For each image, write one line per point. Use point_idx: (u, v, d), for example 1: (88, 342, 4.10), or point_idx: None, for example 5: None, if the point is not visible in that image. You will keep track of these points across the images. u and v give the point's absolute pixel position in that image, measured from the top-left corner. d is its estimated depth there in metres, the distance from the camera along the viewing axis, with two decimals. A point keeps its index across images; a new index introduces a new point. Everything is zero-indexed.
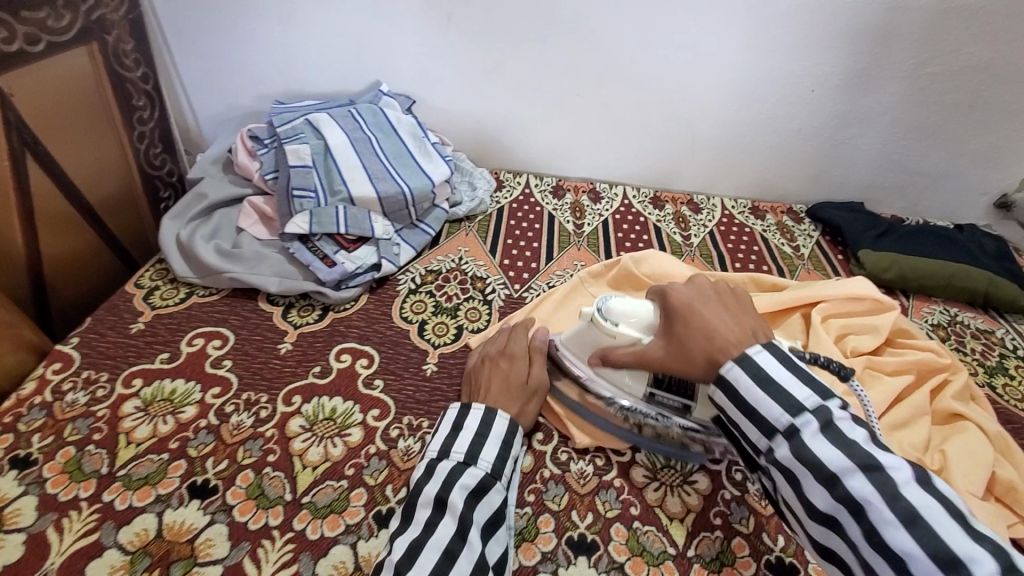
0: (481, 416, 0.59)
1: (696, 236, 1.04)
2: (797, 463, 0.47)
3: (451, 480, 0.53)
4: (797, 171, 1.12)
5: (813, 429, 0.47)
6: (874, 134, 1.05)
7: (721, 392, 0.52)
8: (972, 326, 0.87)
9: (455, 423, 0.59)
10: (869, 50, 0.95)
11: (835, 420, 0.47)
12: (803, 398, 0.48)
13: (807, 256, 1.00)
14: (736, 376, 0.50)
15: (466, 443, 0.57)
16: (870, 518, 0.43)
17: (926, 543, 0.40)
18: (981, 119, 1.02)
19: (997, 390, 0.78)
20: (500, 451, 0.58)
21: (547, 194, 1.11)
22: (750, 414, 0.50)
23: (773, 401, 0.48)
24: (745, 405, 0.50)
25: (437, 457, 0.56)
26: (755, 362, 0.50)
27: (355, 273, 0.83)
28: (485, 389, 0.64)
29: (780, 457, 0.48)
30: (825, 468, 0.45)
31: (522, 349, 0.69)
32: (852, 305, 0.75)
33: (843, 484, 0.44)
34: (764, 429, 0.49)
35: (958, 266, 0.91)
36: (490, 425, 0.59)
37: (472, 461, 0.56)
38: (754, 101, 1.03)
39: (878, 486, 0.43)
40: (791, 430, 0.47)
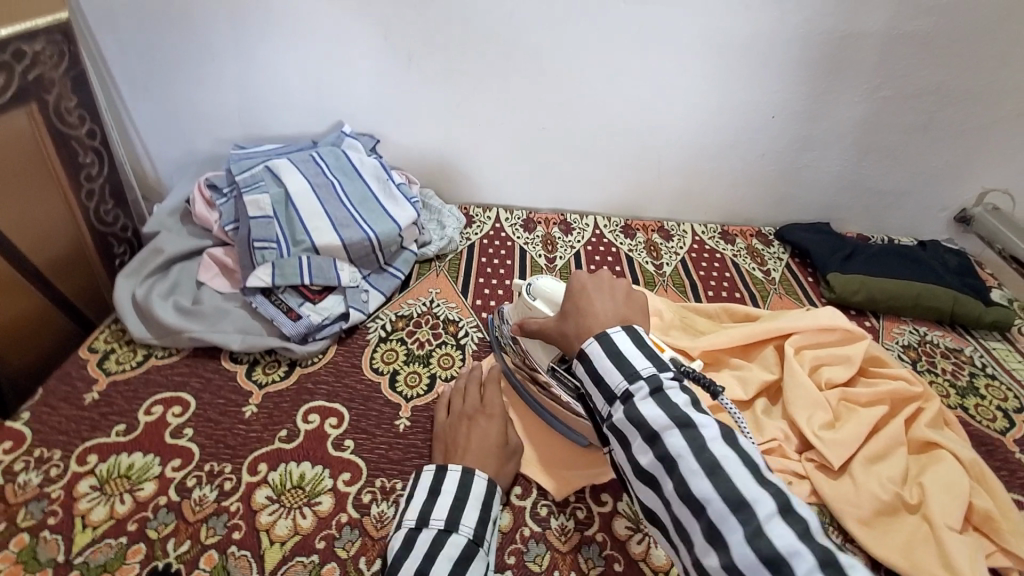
0: (458, 479, 0.58)
1: (668, 264, 1.04)
2: (627, 422, 0.49)
3: (431, 553, 0.52)
4: (764, 194, 1.13)
5: (643, 393, 0.49)
6: (835, 156, 1.07)
7: (581, 365, 0.54)
8: (941, 345, 0.88)
9: (432, 488, 0.58)
10: (822, 78, 0.98)
11: (663, 386, 0.49)
12: (641, 367, 0.50)
13: (777, 280, 1.01)
14: (594, 351, 0.53)
15: (445, 509, 0.55)
16: (679, 472, 0.45)
17: (723, 490, 0.42)
18: (934, 137, 1.05)
19: (969, 410, 0.78)
20: (480, 514, 0.56)
21: (518, 228, 1.11)
22: (598, 382, 0.52)
23: (616, 371, 0.51)
24: (597, 373, 0.52)
25: (415, 526, 0.54)
26: (612, 338, 0.53)
27: (322, 324, 0.81)
28: (460, 446, 0.63)
29: (615, 418, 0.50)
30: (649, 427, 0.47)
31: (499, 409, 0.69)
32: (823, 335, 0.75)
33: (662, 441, 0.46)
34: (606, 394, 0.51)
35: (922, 285, 0.92)
36: (468, 488, 0.58)
37: (453, 528, 0.54)
38: (716, 128, 1.04)
39: (688, 442, 0.45)
40: (627, 396, 0.50)
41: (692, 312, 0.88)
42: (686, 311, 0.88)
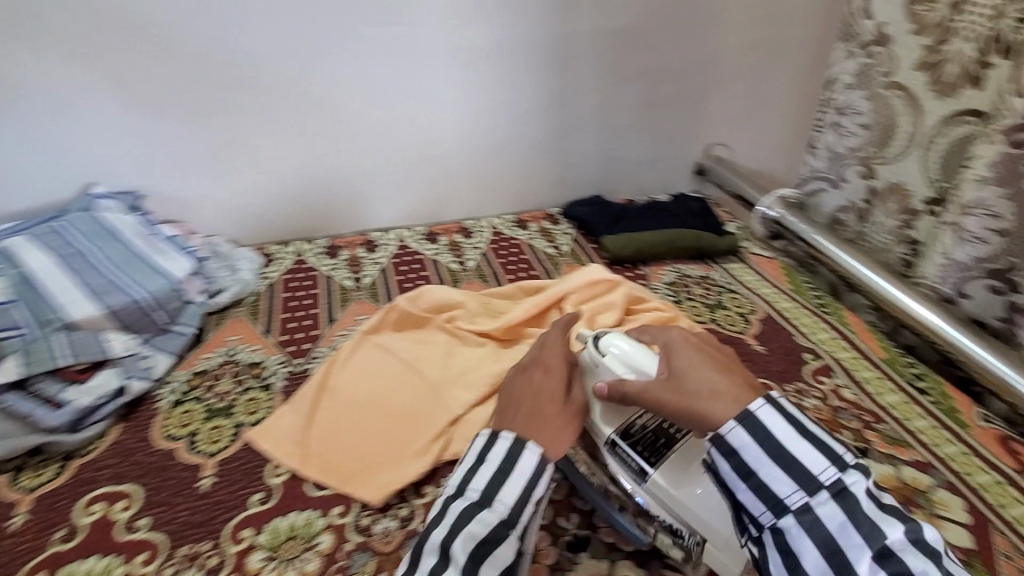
0: (507, 446, 0.52)
1: (471, 260, 1.11)
2: (846, 519, 0.42)
3: (457, 526, 0.47)
4: (545, 180, 1.26)
5: (861, 489, 0.43)
6: (591, 137, 1.23)
7: (747, 430, 0.46)
8: (693, 276, 1.06)
9: (477, 455, 0.52)
10: (560, 73, 1.13)
11: (871, 486, 0.44)
12: (843, 451, 0.45)
13: (566, 253, 1.13)
14: (770, 417, 0.46)
15: (486, 480, 0.50)
16: None
17: None
18: (661, 109, 1.25)
19: (718, 321, 0.95)
20: (523, 491, 0.50)
21: (321, 257, 1.10)
22: (784, 464, 0.45)
23: (818, 453, 0.45)
24: (782, 449, 0.45)
25: (452, 495, 0.50)
26: (782, 404, 0.47)
27: (96, 405, 0.73)
28: (522, 411, 0.56)
29: (791, 527, 0.44)
30: (881, 538, 0.41)
31: (562, 361, 0.62)
32: (590, 291, 0.87)
33: (898, 555, 0.41)
34: (802, 479, 0.44)
35: (672, 231, 1.10)
36: (515, 455, 0.51)
37: (486, 502, 0.49)
38: (485, 129, 1.15)
39: (927, 555, 0.41)
40: (838, 487, 0.43)
41: (492, 297, 0.96)
42: (486, 296, 0.95)
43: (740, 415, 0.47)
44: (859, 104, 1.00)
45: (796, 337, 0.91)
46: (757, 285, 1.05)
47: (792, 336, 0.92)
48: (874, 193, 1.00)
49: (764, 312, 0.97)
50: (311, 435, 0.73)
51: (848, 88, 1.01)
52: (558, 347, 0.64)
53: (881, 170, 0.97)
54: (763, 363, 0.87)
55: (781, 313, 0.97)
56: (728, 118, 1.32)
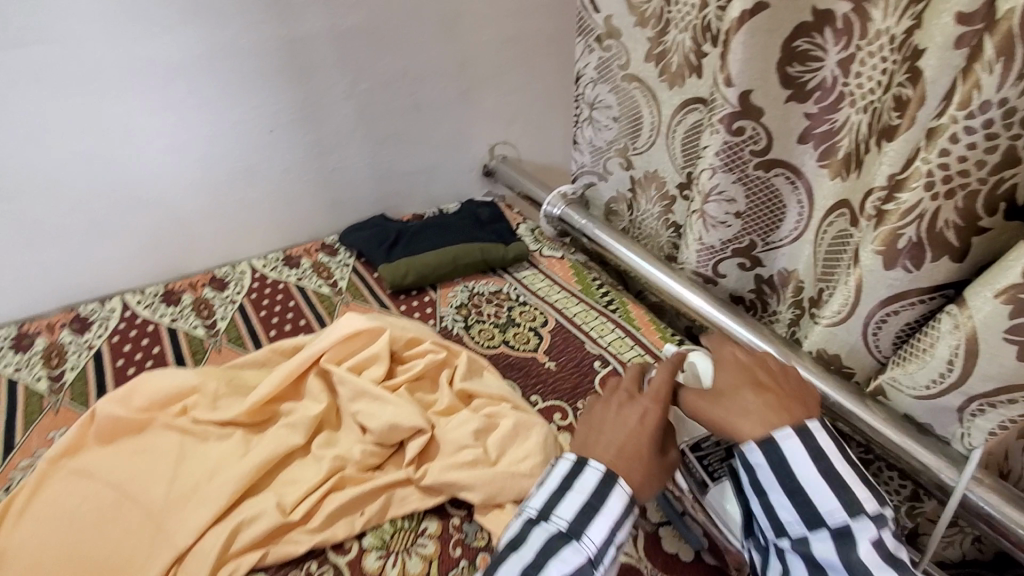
0: (591, 486, 0.48)
1: (222, 318, 0.91)
2: (839, 566, 0.45)
3: (545, 551, 0.46)
4: (312, 206, 1.10)
5: (864, 532, 0.45)
6: (354, 152, 1.09)
7: (762, 452, 0.48)
8: (485, 293, 0.98)
9: (564, 476, 0.50)
10: (294, 82, 0.98)
11: (857, 535, 0.45)
12: (864, 496, 0.46)
13: (345, 289, 0.99)
14: (796, 442, 0.48)
15: (573, 510, 0.48)
16: None
17: None
18: (431, 114, 1.16)
19: (511, 342, 0.89)
20: (608, 528, 0.47)
21: (7, 352, 0.85)
22: (799, 494, 0.47)
23: (833, 492, 0.46)
24: (797, 483, 0.47)
25: (537, 517, 0.49)
26: (806, 438, 0.47)
27: None
28: (609, 449, 0.51)
29: (817, 546, 0.46)
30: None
31: (664, 387, 0.54)
32: (347, 345, 0.73)
33: None
34: (809, 514, 0.47)
35: (454, 248, 1.01)
36: (601, 489, 0.48)
37: (572, 534, 0.47)
38: (215, 158, 0.98)
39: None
40: (841, 530, 0.45)
41: (242, 367, 0.78)
42: (232, 369, 0.77)
43: (765, 439, 0.48)
44: (607, 98, 0.99)
45: (585, 344, 0.88)
46: (548, 291, 1.01)
47: (582, 344, 0.88)
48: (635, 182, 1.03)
49: (555, 322, 0.93)
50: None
51: (593, 82, 0.99)
52: (668, 370, 0.56)
53: (636, 161, 1.00)
54: (554, 382, 0.82)
55: (570, 320, 0.94)
56: (506, 114, 1.26)
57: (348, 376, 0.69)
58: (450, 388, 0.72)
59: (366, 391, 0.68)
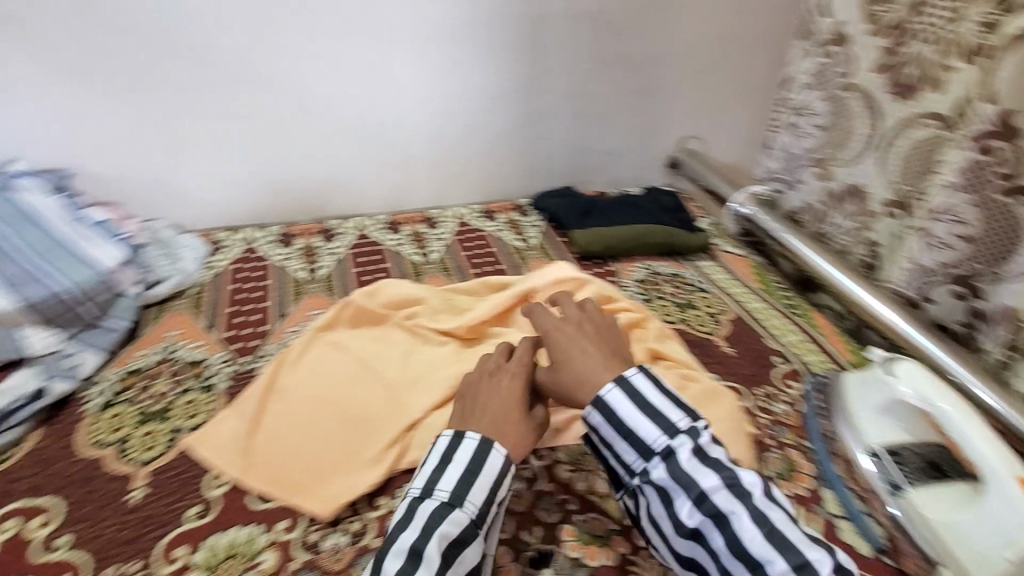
0: (473, 447, 0.55)
1: (435, 252, 1.06)
2: (671, 480, 0.51)
3: (427, 530, 0.50)
4: (515, 169, 1.21)
5: (687, 449, 0.52)
6: (560, 124, 1.17)
7: (598, 411, 0.55)
8: (664, 272, 1.03)
9: (443, 452, 0.56)
10: (533, 54, 1.07)
11: (703, 441, 0.52)
12: (677, 419, 0.53)
13: (535, 246, 1.10)
14: (618, 394, 0.55)
15: (453, 482, 0.53)
16: (732, 530, 0.48)
17: (791, 557, 0.46)
18: (638, 100, 1.20)
19: (688, 320, 0.93)
20: (488, 494, 0.54)
21: (274, 245, 1.03)
22: (630, 437, 0.54)
23: (653, 423, 0.53)
24: (626, 426, 0.54)
25: (418, 496, 0.53)
26: (635, 383, 0.55)
27: (11, 409, 0.66)
28: (487, 419, 0.59)
29: (656, 476, 0.52)
30: (696, 485, 0.50)
31: (523, 362, 0.64)
32: (558, 288, 0.82)
33: (710, 498, 0.49)
34: (642, 450, 0.53)
35: (642, 226, 1.07)
36: (477, 461, 0.55)
37: (457, 503, 0.52)
38: (453, 113, 1.09)
39: (739, 499, 0.49)
40: (666, 452, 0.52)
41: (455, 292, 0.91)
42: (448, 292, 0.90)
43: (617, 379, 0.56)
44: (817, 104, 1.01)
45: (767, 340, 0.92)
46: (728, 284, 1.04)
47: (761, 337, 0.93)
48: (830, 194, 1.00)
49: (734, 313, 0.97)
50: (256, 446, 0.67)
51: (807, 87, 1.02)
52: (524, 351, 0.65)
53: (838, 172, 0.97)
54: (732, 365, 0.86)
55: (750, 314, 0.97)
56: (703, 109, 1.28)
57: (557, 315, 0.78)
58: (641, 345, 0.78)
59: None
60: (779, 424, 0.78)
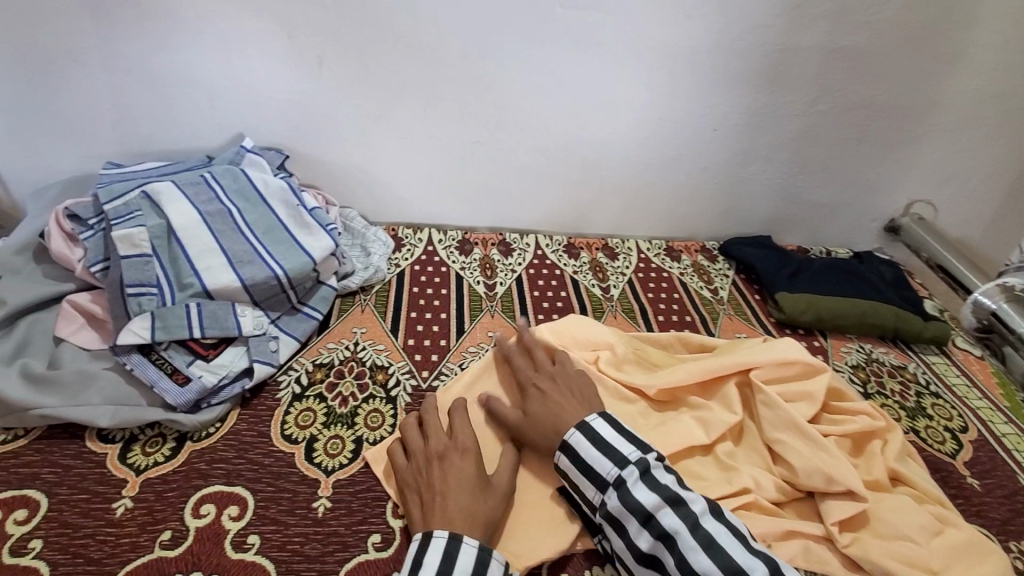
0: (443, 548, 0.50)
1: (615, 286, 0.97)
2: (622, 509, 0.53)
3: None
4: (708, 208, 1.10)
5: (635, 477, 0.55)
6: (774, 169, 1.06)
7: (566, 456, 0.59)
8: (887, 363, 0.87)
9: (414, 558, 0.50)
10: (766, 88, 0.96)
11: (650, 468, 0.56)
12: (628, 452, 0.57)
13: (726, 300, 0.97)
14: (578, 439, 0.59)
15: None
16: (677, 546, 0.50)
17: (721, 563, 0.49)
18: (867, 151, 1.05)
19: (920, 434, 0.77)
20: None
21: (453, 251, 1.00)
22: (589, 473, 0.57)
23: (604, 456, 0.57)
24: (584, 462, 0.58)
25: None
26: (593, 426, 0.60)
27: (219, 386, 0.67)
28: (456, 507, 0.54)
29: (611, 506, 0.54)
30: (643, 509, 0.53)
31: (469, 435, 0.62)
32: (783, 369, 0.70)
33: (656, 519, 0.52)
34: (598, 482, 0.56)
35: (865, 302, 0.91)
36: (453, 560, 0.50)
37: None
38: (661, 141, 1.00)
39: (683, 519, 0.51)
40: (619, 480, 0.55)
41: (647, 343, 0.82)
42: (638, 342, 0.82)
43: (578, 425, 0.60)
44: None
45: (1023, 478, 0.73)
46: (965, 393, 0.86)
47: (1014, 474, 0.74)
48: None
49: (977, 433, 0.79)
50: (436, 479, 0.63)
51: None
52: (463, 423, 0.63)
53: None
54: (980, 505, 0.70)
55: (997, 438, 0.79)
56: (946, 172, 1.09)
57: (780, 403, 0.67)
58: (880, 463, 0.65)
59: (799, 425, 0.65)
60: None
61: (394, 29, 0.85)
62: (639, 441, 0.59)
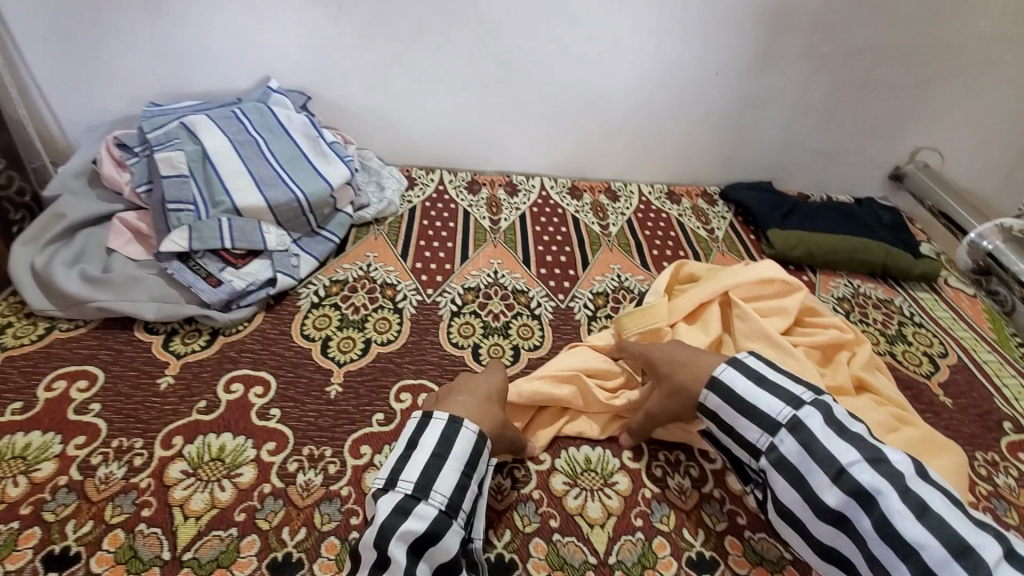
0: (440, 432, 0.53)
1: (614, 224, 1.02)
2: (803, 457, 0.51)
3: (391, 524, 0.47)
4: (710, 153, 1.13)
5: (816, 422, 0.52)
6: (776, 114, 1.08)
7: (716, 393, 0.57)
8: (873, 296, 0.90)
9: (410, 440, 0.53)
10: (766, 31, 0.97)
11: (834, 414, 0.52)
12: (801, 394, 0.54)
13: (721, 238, 1.02)
14: (736, 377, 0.57)
15: (418, 472, 0.50)
16: (880, 508, 0.46)
17: (940, 534, 0.44)
18: (871, 96, 1.06)
19: (897, 356, 0.81)
20: (458, 477, 0.51)
21: (462, 190, 1.06)
22: (751, 413, 0.55)
23: (776, 397, 0.54)
24: (747, 404, 0.55)
25: (383, 488, 0.50)
26: (745, 363, 0.58)
27: (247, 291, 0.76)
28: (464, 405, 0.57)
29: (784, 451, 0.52)
30: (833, 462, 0.49)
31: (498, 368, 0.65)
32: (762, 288, 0.75)
33: (849, 474, 0.48)
34: (766, 424, 0.54)
35: (856, 239, 0.94)
36: (451, 446, 0.52)
37: (422, 494, 0.49)
38: (663, 86, 1.03)
39: (885, 478, 0.47)
40: (791, 422, 0.52)
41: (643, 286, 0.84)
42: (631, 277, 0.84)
43: (730, 360, 0.58)
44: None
45: (994, 397, 0.77)
46: (950, 324, 0.88)
47: (990, 396, 0.77)
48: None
49: (958, 359, 0.82)
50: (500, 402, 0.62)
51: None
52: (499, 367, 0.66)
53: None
54: (949, 419, 0.73)
55: (978, 365, 0.81)
56: (954, 117, 1.10)
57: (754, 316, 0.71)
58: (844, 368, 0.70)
59: (770, 336, 0.70)
60: (999, 497, 0.64)
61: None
62: (809, 384, 0.56)
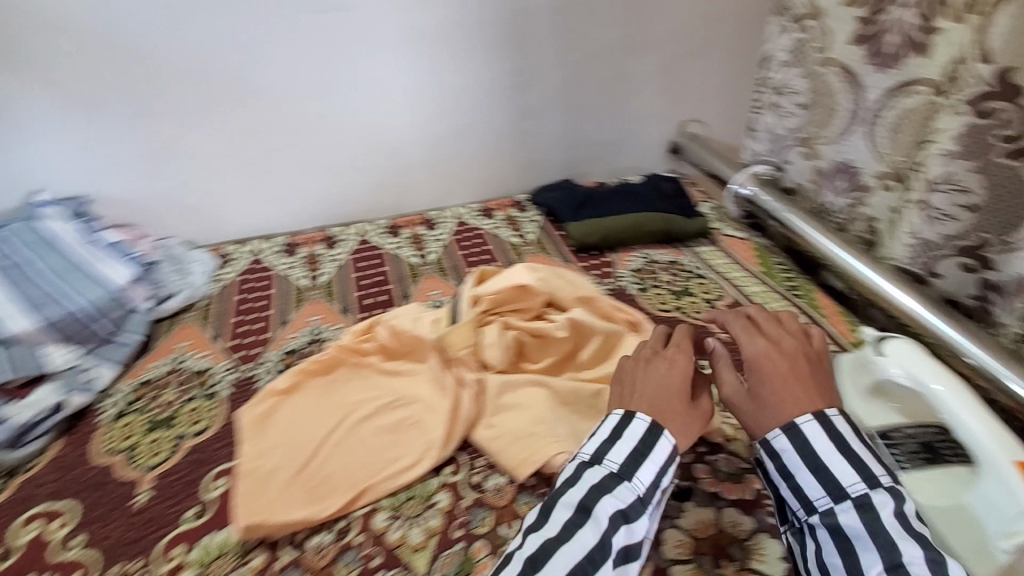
0: (641, 432, 0.51)
1: (432, 252, 1.07)
2: (864, 536, 0.45)
3: (599, 489, 0.49)
4: (509, 165, 1.22)
5: (887, 511, 0.45)
6: (553, 122, 1.19)
7: (788, 442, 0.49)
8: (662, 262, 1.02)
9: (613, 426, 0.53)
10: (515, 50, 1.09)
11: (905, 508, 0.45)
12: (882, 475, 0.47)
13: (531, 241, 1.10)
14: (814, 429, 0.49)
15: (623, 455, 0.51)
16: None
17: None
18: (627, 88, 1.20)
19: (684, 309, 0.92)
20: (659, 473, 0.50)
21: (279, 255, 1.07)
22: (820, 473, 0.47)
23: (853, 470, 0.47)
24: (820, 466, 0.48)
25: (587, 461, 0.51)
26: (835, 423, 0.49)
27: (35, 421, 0.72)
28: (647, 404, 0.54)
29: (842, 524, 0.46)
30: (894, 554, 0.43)
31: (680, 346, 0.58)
32: (517, 295, 0.81)
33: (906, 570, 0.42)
34: (832, 490, 0.47)
35: (638, 214, 1.06)
36: (648, 443, 0.51)
37: (625, 475, 0.50)
38: (442, 116, 1.12)
39: None
40: (860, 501, 0.46)
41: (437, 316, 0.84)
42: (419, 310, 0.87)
43: (817, 413, 0.49)
44: (797, 83, 1.01)
45: None
46: (727, 269, 1.01)
47: None
48: (819, 173, 1.00)
49: (731, 297, 0.94)
50: (305, 483, 0.66)
51: (784, 66, 1.02)
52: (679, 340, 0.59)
53: (825, 150, 0.97)
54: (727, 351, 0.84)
55: (749, 298, 0.94)
56: (703, 92, 1.26)
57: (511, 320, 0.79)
58: (618, 315, 0.83)
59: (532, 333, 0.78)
60: None
61: (160, 60, 0.95)
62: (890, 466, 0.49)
